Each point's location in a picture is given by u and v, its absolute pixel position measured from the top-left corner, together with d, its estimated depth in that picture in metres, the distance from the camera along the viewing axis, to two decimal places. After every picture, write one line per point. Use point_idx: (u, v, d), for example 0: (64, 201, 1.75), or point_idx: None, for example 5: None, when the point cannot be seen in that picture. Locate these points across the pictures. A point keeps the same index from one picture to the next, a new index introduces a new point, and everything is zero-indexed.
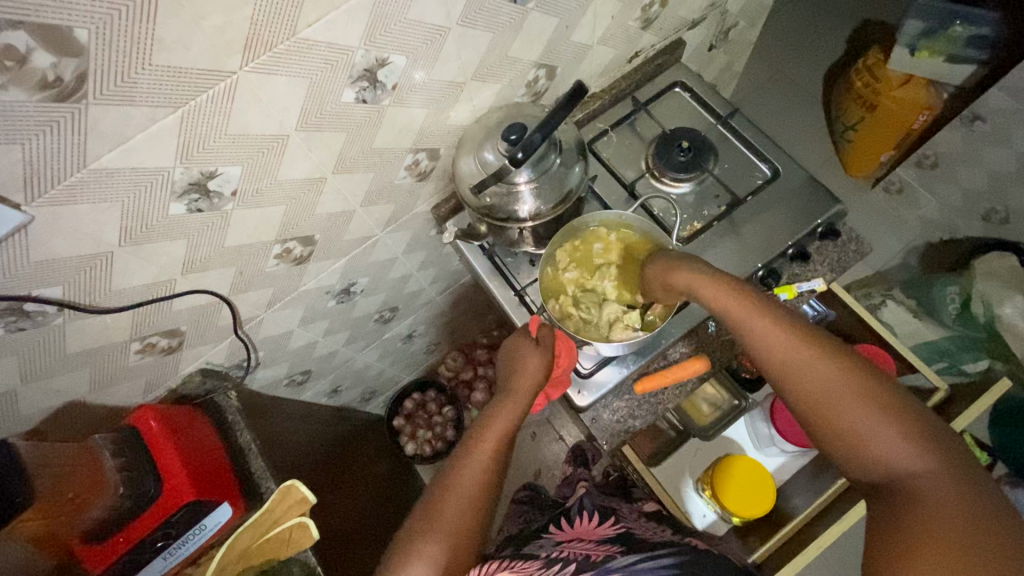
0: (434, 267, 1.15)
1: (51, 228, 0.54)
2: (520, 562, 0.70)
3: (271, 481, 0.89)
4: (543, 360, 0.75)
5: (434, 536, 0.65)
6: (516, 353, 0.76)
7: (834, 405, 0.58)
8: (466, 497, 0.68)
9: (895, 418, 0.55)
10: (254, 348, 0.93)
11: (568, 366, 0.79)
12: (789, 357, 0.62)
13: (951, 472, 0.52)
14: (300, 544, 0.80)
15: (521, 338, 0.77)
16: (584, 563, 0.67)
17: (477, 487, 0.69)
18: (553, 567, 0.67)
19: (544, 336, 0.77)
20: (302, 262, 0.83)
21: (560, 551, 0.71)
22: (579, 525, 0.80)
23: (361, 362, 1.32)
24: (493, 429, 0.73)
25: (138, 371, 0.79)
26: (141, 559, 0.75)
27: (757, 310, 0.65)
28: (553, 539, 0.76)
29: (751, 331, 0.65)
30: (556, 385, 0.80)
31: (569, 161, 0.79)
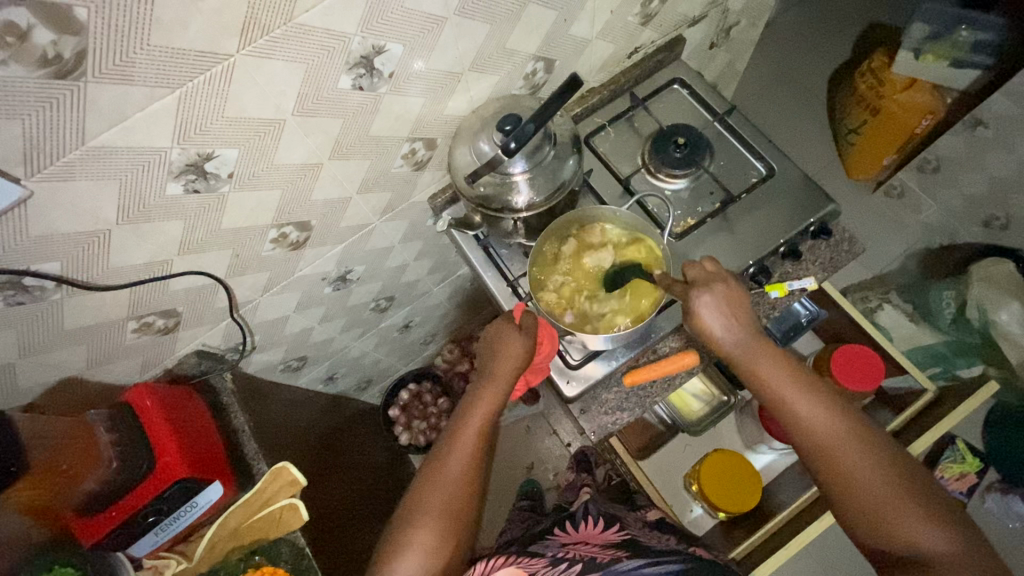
0: (432, 257, 1.16)
1: (50, 204, 0.55)
2: (528, 558, 0.73)
3: (262, 461, 0.90)
4: (526, 345, 0.76)
5: (424, 523, 0.67)
6: (498, 336, 0.77)
7: (861, 484, 0.62)
8: (455, 484, 0.70)
9: (911, 495, 0.60)
10: (250, 332, 0.95)
11: (549, 353, 0.80)
12: (821, 428, 0.64)
13: (959, 547, 0.58)
14: (290, 525, 0.84)
15: (504, 323, 0.77)
16: (591, 564, 0.69)
17: (464, 474, 0.70)
18: (559, 566, 0.70)
19: (527, 321, 0.77)
20: (298, 247, 0.84)
21: (567, 551, 0.73)
22: (584, 529, 0.82)
23: (357, 350, 1.33)
24: (474, 414, 0.73)
25: (135, 350, 0.81)
26: (133, 533, 0.76)
27: (787, 377, 0.67)
28: (558, 540, 0.78)
29: (786, 396, 0.66)
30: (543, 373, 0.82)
31: (564, 154, 0.79)
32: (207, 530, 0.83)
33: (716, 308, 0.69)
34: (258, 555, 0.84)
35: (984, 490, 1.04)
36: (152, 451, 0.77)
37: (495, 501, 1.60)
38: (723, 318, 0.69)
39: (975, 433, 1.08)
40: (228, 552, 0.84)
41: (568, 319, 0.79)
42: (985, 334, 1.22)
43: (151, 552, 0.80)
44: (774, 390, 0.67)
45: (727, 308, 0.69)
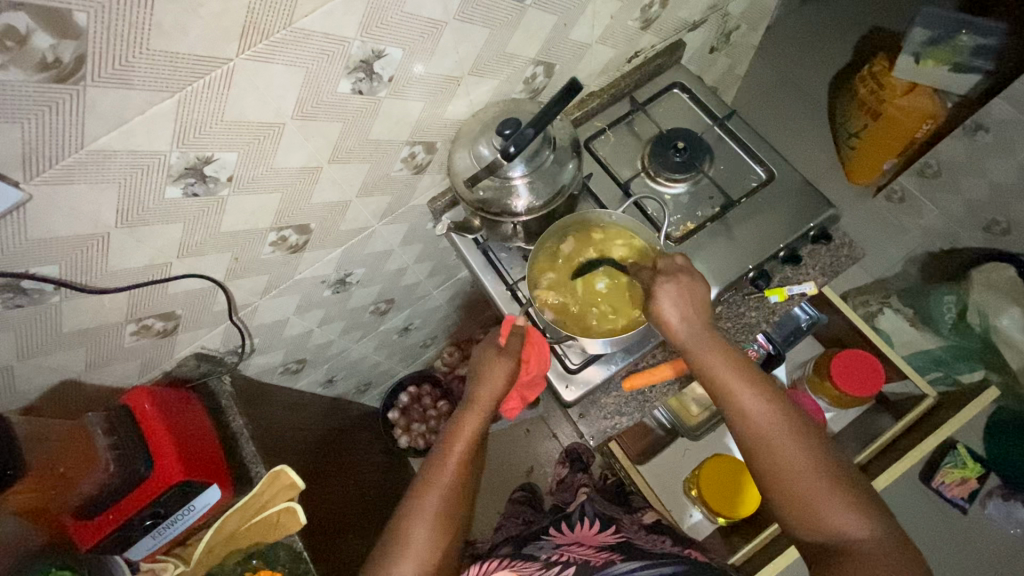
0: (431, 260, 1.16)
1: (49, 208, 0.55)
2: (521, 562, 0.74)
3: (261, 465, 0.90)
4: (507, 370, 0.77)
5: (405, 556, 0.67)
6: (481, 363, 0.79)
7: (789, 465, 0.61)
8: (435, 518, 0.69)
9: (839, 483, 0.60)
10: (249, 335, 0.95)
11: (536, 373, 0.80)
12: (755, 410, 0.65)
13: (885, 539, 0.57)
14: (287, 529, 0.83)
15: (487, 350, 0.80)
16: (585, 567, 0.70)
17: (445, 505, 0.70)
18: (552, 568, 0.71)
19: (510, 344, 0.79)
20: (298, 250, 0.84)
21: (561, 554, 0.74)
22: (579, 530, 0.83)
23: (356, 353, 1.33)
24: (455, 443, 0.74)
25: (133, 353, 0.81)
26: (131, 537, 0.76)
27: (732, 367, 0.68)
28: (553, 541, 0.79)
29: (724, 378, 0.67)
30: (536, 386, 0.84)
31: (563, 158, 0.79)
32: (203, 533, 0.83)
33: (670, 288, 0.71)
34: (256, 559, 0.83)
35: (986, 497, 1.04)
36: (150, 454, 0.76)
37: (489, 497, 1.61)
38: (674, 299, 0.70)
39: (977, 439, 1.07)
40: (225, 557, 0.83)
41: (581, 330, 0.77)
42: (986, 339, 1.21)
43: (148, 555, 0.80)
44: (714, 372, 0.68)
45: (682, 298, 0.71)
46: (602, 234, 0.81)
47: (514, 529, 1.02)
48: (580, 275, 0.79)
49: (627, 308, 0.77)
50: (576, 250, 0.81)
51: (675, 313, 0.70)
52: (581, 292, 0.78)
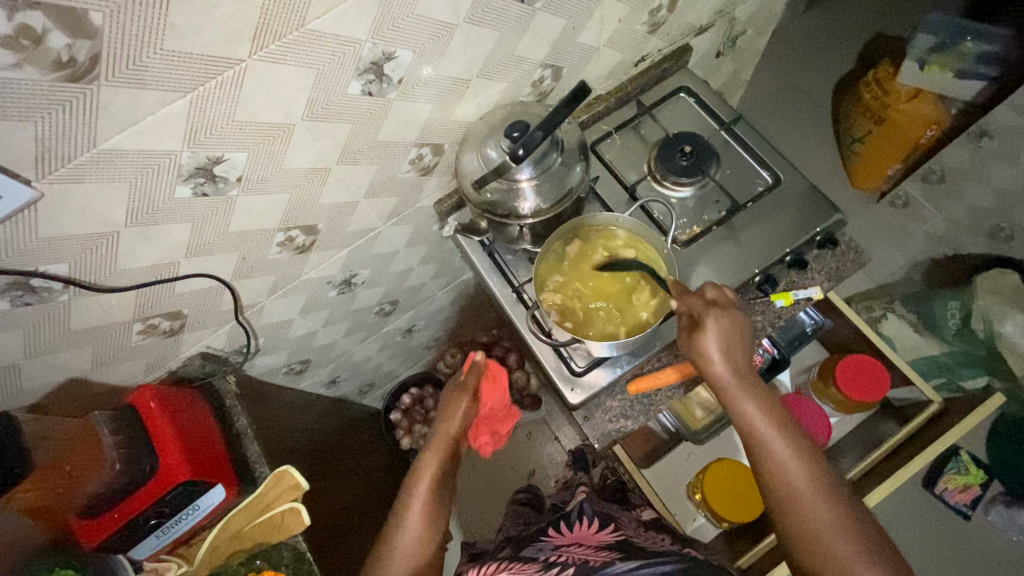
0: (435, 262, 1.16)
1: (59, 207, 0.55)
2: (519, 564, 0.74)
3: (265, 466, 0.90)
4: (466, 400, 0.92)
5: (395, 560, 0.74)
6: (446, 401, 0.93)
7: (822, 532, 0.59)
8: (418, 531, 0.76)
9: (878, 561, 0.56)
10: (255, 335, 0.95)
11: (495, 404, 0.94)
12: (791, 470, 0.62)
13: None
14: (290, 530, 0.83)
15: (451, 391, 0.94)
16: (583, 567, 0.69)
17: (424, 520, 0.77)
18: (551, 569, 0.70)
19: (470, 380, 0.94)
20: (305, 250, 0.84)
21: (560, 555, 0.74)
22: (578, 529, 0.83)
23: (359, 354, 1.33)
24: (426, 468, 0.83)
25: (139, 352, 0.81)
26: (136, 537, 0.76)
27: (769, 414, 0.66)
28: (553, 542, 0.79)
29: (761, 433, 0.66)
30: (500, 416, 0.97)
31: (570, 161, 0.79)
32: (206, 533, 0.83)
33: (713, 332, 0.69)
34: (258, 560, 0.83)
35: (990, 504, 1.03)
36: (155, 454, 0.76)
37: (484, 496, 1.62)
38: (718, 345, 0.69)
39: (981, 446, 1.07)
40: (228, 557, 0.83)
41: (590, 330, 0.77)
42: (990, 346, 1.21)
43: (152, 554, 0.80)
44: (751, 424, 0.66)
45: (729, 338, 0.70)
46: (615, 238, 0.81)
47: (515, 529, 1.02)
48: (586, 274, 0.80)
49: (626, 312, 0.78)
50: (588, 248, 0.81)
51: (716, 359, 0.69)
52: (589, 292, 0.79)
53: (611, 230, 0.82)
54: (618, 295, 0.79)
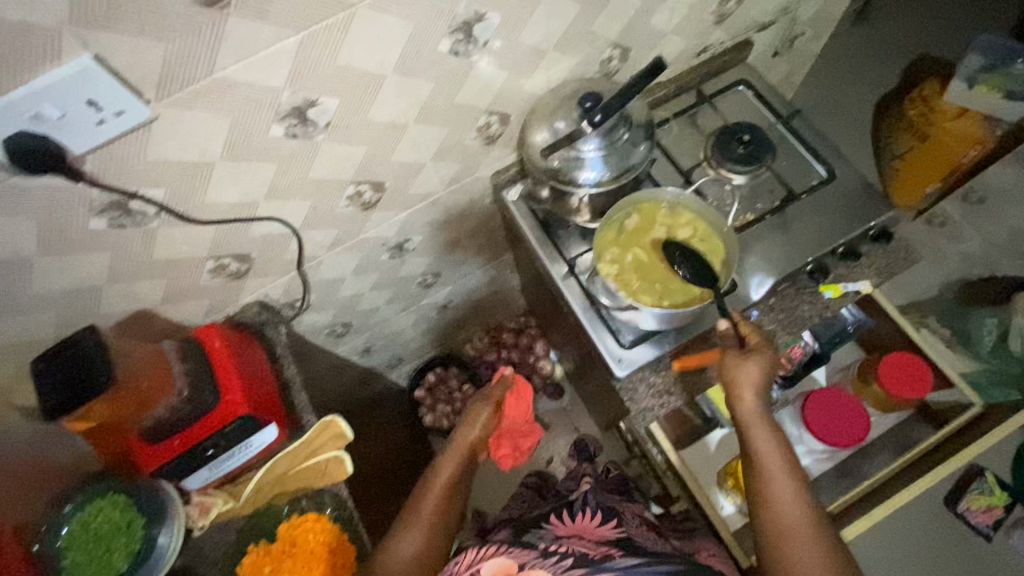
0: (481, 238, 1.19)
1: (169, 131, 0.58)
2: (519, 549, 0.77)
3: (310, 415, 0.91)
4: (486, 410, 1.00)
5: (415, 529, 0.83)
6: (472, 409, 1.01)
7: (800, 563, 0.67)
8: (432, 519, 0.85)
9: None
10: (309, 289, 0.98)
11: (513, 417, 1.03)
12: (787, 504, 0.70)
13: None
14: (333, 478, 0.87)
15: (478, 401, 1.02)
16: (584, 559, 0.74)
17: (437, 509, 0.86)
18: (551, 557, 0.74)
19: (493, 391, 1.02)
20: (369, 207, 0.88)
21: (561, 545, 0.79)
22: (579, 521, 0.90)
23: (395, 325, 1.36)
24: (445, 463, 0.92)
25: (206, 291, 0.84)
26: (189, 466, 0.78)
27: (783, 455, 0.74)
28: (555, 532, 0.86)
29: (767, 466, 0.73)
30: (519, 430, 1.06)
31: (636, 138, 0.81)
32: (253, 474, 0.86)
33: (751, 370, 0.75)
34: (304, 501, 0.86)
35: None
36: (216, 389, 0.79)
37: (500, 475, 1.67)
38: (750, 383, 0.76)
39: None
40: (273, 498, 0.86)
41: (645, 298, 0.78)
42: None
43: (199, 488, 0.85)
44: (761, 458, 0.74)
45: (761, 379, 0.76)
46: (677, 216, 0.83)
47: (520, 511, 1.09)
48: (646, 243, 0.81)
49: (680, 285, 0.79)
50: (653, 220, 0.83)
51: (748, 396, 0.76)
52: (645, 262, 0.80)
53: (676, 208, 0.83)
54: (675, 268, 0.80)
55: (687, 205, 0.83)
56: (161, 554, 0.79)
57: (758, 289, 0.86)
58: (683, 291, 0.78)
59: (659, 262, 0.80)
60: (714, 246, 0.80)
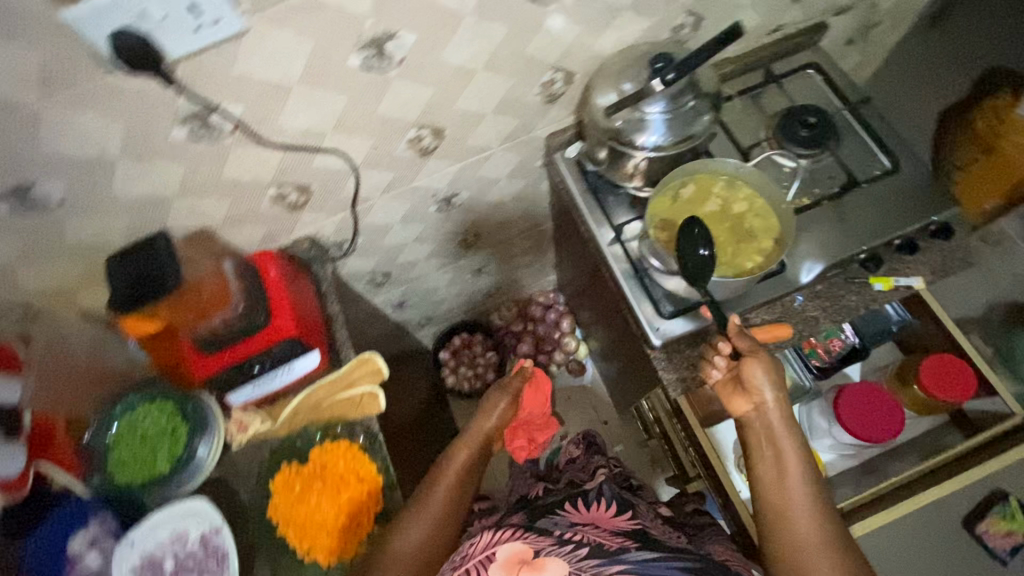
0: (526, 202, 1.20)
1: (255, 46, 0.60)
2: (535, 535, 0.76)
3: (348, 350, 0.94)
4: (505, 401, 0.98)
5: (423, 514, 0.78)
6: (492, 398, 0.99)
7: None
8: (441, 506, 0.80)
9: None
10: (358, 230, 1.01)
11: (532, 409, 1.10)
12: (802, 518, 0.67)
13: None
14: (366, 412, 0.90)
15: (496, 391, 1.00)
16: (599, 550, 0.71)
17: (449, 495, 0.82)
18: (566, 546, 0.72)
19: (512, 382, 1.01)
20: (426, 154, 0.89)
21: (575, 533, 0.77)
22: (594, 510, 0.86)
23: (431, 282, 1.39)
24: (461, 448, 0.89)
25: (265, 218, 0.87)
26: (237, 379, 0.82)
27: (805, 468, 0.71)
28: (568, 518, 0.82)
29: (786, 476, 0.70)
30: (535, 423, 1.16)
31: (701, 107, 0.80)
32: (288, 400, 0.89)
33: (765, 374, 0.76)
34: (336, 430, 0.89)
35: None
36: (268, 310, 0.82)
37: None
38: (765, 385, 0.76)
39: None
40: (308, 423, 0.89)
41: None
42: None
43: (242, 404, 0.89)
44: (779, 467, 0.71)
45: (777, 379, 0.76)
46: (733, 189, 0.82)
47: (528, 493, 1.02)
48: (700, 214, 0.81)
49: (729, 259, 0.79)
50: (709, 191, 0.82)
51: (767, 407, 0.75)
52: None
53: (734, 182, 0.82)
54: (725, 241, 0.79)
55: (744, 179, 0.82)
56: (199, 465, 0.84)
57: (807, 275, 0.86)
58: (731, 264, 0.78)
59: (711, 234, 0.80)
60: (767, 222, 0.80)
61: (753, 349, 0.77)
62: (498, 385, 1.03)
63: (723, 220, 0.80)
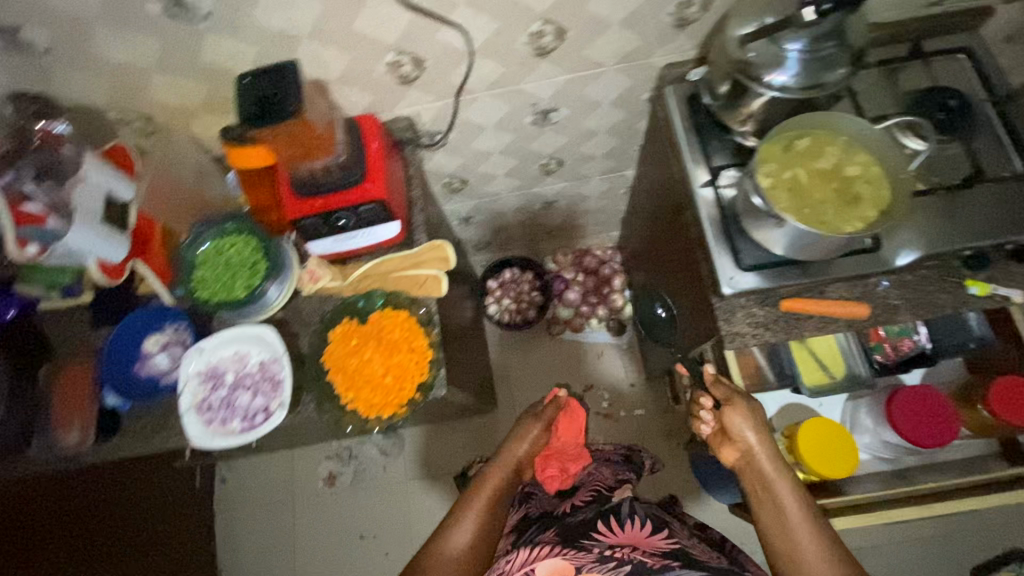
0: (617, 140, 1.17)
1: None
2: (574, 551, 0.78)
3: (421, 235, 0.97)
4: (538, 426, 1.04)
5: (466, 521, 0.85)
6: (523, 425, 1.04)
7: None
8: (484, 516, 0.86)
9: None
10: (453, 124, 1.02)
11: (568, 439, 1.12)
12: (800, 535, 0.72)
13: None
14: (427, 293, 0.93)
15: (529, 418, 1.05)
16: (641, 567, 0.73)
17: (489, 501, 0.89)
18: (609, 564, 0.74)
19: (544, 411, 1.06)
20: (541, 55, 0.88)
21: (614, 551, 0.78)
22: (629, 529, 0.85)
23: (500, 204, 1.39)
24: (500, 462, 0.96)
25: (375, 85, 0.89)
26: (320, 228, 0.86)
27: (797, 493, 0.77)
28: (606, 538, 0.82)
29: (775, 497, 0.77)
30: (569, 455, 1.11)
31: (841, 58, 0.77)
32: (360, 263, 0.94)
33: (744, 417, 0.83)
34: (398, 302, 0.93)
35: None
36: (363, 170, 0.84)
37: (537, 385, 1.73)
38: (749, 428, 0.83)
39: None
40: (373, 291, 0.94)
41: (792, 214, 0.75)
42: None
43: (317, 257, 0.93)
44: (765, 492, 0.78)
45: (754, 420, 0.83)
46: (850, 151, 0.79)
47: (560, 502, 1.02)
48: (808, 167, 0.78)
49: (831, 218, 0.75)
50: (823, 147, 0.79)
51: (748, 442, 0.82)
52: (804, 185, 0.77)
53: (852, 145, 0.79)
54: (830, 200, 0.76)
55: (865, 143, 0.79)
56: (266, 303, 0.90)
57: (903, 260, 0.82)
58: (833, 221, 0.75)
59: (815, 189, 0.77)
60: (881, 192, 0.76)
61: (733, 400, 0.85)
62: (531, 411, 1.08)
63: (832, 179, 0.77)
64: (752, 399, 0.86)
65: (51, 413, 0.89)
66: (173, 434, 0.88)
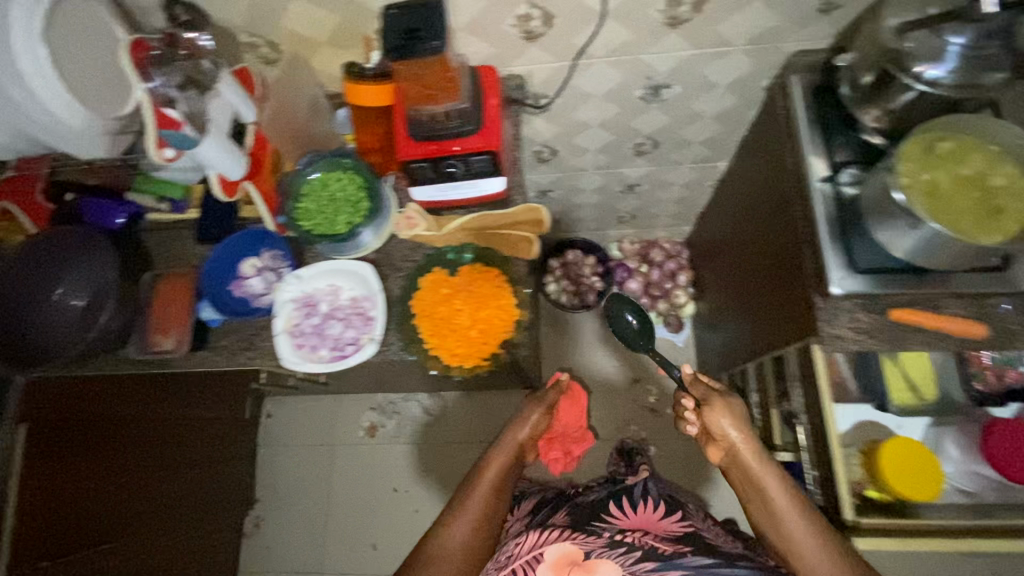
0: (720, 127, 1.14)
1: None
2: (584, 536, 0.80)
3: (517, 196, 0.97)
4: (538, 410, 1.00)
5: (469, 505, 0.83)
6: (526, 412, 1.00)
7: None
8: (489, 496, 0.85)
9: None
10: (563, 89, 1.01)
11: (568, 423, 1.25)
12: (789, 523, 0.75)
13: None
14: (519, 254, 0.95)
15: (532, 404, 1.01)
16: (652, 552, 0.75)
17: (496, 482, 0.87)
18: (618, 548, 0.76)
19: (546, 395, 1.03)
20: (672, 25, 0.86)
21: (624, 535, 0.80)
22: (641, 511, 0.88)
23: (582, 182, 1.37)
24: (501, 449, 0.91)
25: (499, 38, 0.89)
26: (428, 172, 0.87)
27: (783, 483, 0.78)
28: (616, 523, 0.84)
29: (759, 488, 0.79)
30: (571, 436, 1.27)
31: (1003, 61, 0.72)
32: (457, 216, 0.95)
33: (724, 415, 0.84)
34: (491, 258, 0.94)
35: None
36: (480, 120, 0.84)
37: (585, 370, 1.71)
38: (731, 425, 0.84)
39: None
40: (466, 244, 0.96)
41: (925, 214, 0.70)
42: None
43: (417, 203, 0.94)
44: (750, 483, 0.80)
45: (736, 418, 0.85)
46: (995, 163, 0.74)
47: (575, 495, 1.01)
48: (948, 173, 0.73)
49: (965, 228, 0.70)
50: (968, 155, 0.74)
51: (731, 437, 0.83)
52: (945, 191, 0.72)
53: (1000, 158, 0.74)
54: (965, 211, 0.71)
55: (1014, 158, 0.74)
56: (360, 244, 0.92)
57: None
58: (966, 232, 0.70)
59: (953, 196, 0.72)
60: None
61: (712, 403, 0.86)
62: (534, 396, 1.04)
63: (973, 189, 0.72)
64: (730, 399, 0.87)
65: (149, 319, 0.94)
66: (259, 355, 0.92)
